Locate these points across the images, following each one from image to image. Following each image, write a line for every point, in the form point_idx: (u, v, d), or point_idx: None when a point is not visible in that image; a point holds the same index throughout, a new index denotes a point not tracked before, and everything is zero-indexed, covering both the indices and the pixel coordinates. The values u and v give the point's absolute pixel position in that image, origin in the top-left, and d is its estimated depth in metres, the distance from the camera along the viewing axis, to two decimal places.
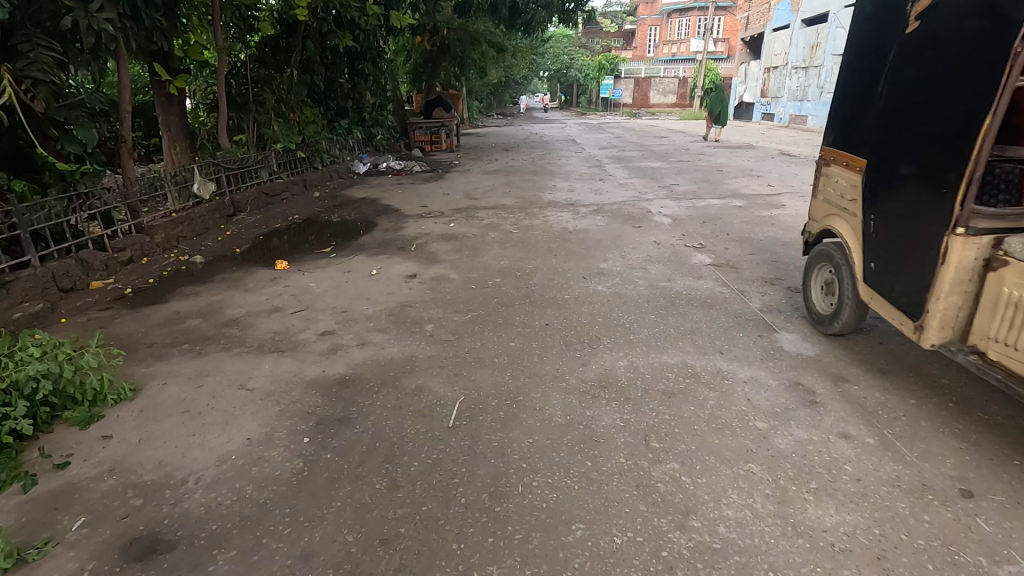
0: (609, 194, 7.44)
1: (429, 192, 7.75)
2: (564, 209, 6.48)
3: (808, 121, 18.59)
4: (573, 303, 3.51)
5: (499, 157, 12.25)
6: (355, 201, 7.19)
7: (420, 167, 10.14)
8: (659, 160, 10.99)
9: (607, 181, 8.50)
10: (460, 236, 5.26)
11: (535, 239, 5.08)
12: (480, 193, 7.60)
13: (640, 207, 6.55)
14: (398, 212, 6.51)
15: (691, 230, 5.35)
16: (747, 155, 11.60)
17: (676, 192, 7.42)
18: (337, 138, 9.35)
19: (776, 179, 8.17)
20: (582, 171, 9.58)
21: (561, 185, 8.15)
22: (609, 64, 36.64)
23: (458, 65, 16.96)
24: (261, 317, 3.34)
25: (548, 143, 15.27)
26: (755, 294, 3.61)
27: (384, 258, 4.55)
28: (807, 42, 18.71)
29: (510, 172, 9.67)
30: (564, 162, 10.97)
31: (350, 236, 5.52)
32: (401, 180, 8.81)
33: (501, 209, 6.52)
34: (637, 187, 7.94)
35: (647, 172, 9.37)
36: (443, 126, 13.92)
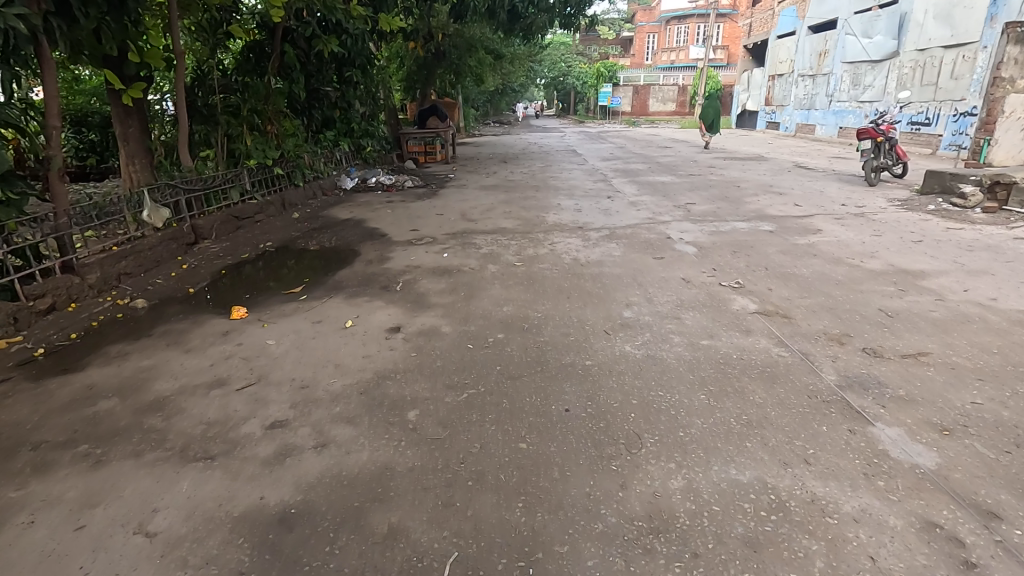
0: (621, 215, 6.74)
1: (421, 212, 7.02)
2: (572, 234, 5.77)
3: (816, 131, 17.98)
4: (595, 373, 2.77)
5: (497, 169, 11.53)
6: (338, 224, 6.45)
7: (412, 182, 9.43)
8: (670, 173, 10.31)
9: (616, 199, 7.80)
10: (455, 271, 4.52)
11: (542, 275, 4.36)
12: (478, 213, 6.88)
13: (657, 231, 5.84)
14: (385, 237, 5.77)
15: (721, 262, 4.63)
16: (761, 167, 10.94)
17: (694, 213, 6.72)
18: (322, 151, 8.64)
19: (801, 197, 7.48)
20: (588, 186, 8.88)
21: (566, 203, 7.45)
22: (608, 71, 36.08)
23: (454, 73, 16.33)
24: (196, 396, 2.60)
25: (548, 154, 14.61)
26: (824, 360, 2.87)
27: (364, 303, 3.81)
28: (814, 50, 18.12)
29: (510, 187, 9.00)
30: (567, 175, 10.26)
31: (328, 269, 4.78)
32: (391, 198, 8.08)
33: (501, 233, 5.80)
34: (650, 206, 7.24)
35: (657, 188, 8.68)
36: (437, 136, 13.25)
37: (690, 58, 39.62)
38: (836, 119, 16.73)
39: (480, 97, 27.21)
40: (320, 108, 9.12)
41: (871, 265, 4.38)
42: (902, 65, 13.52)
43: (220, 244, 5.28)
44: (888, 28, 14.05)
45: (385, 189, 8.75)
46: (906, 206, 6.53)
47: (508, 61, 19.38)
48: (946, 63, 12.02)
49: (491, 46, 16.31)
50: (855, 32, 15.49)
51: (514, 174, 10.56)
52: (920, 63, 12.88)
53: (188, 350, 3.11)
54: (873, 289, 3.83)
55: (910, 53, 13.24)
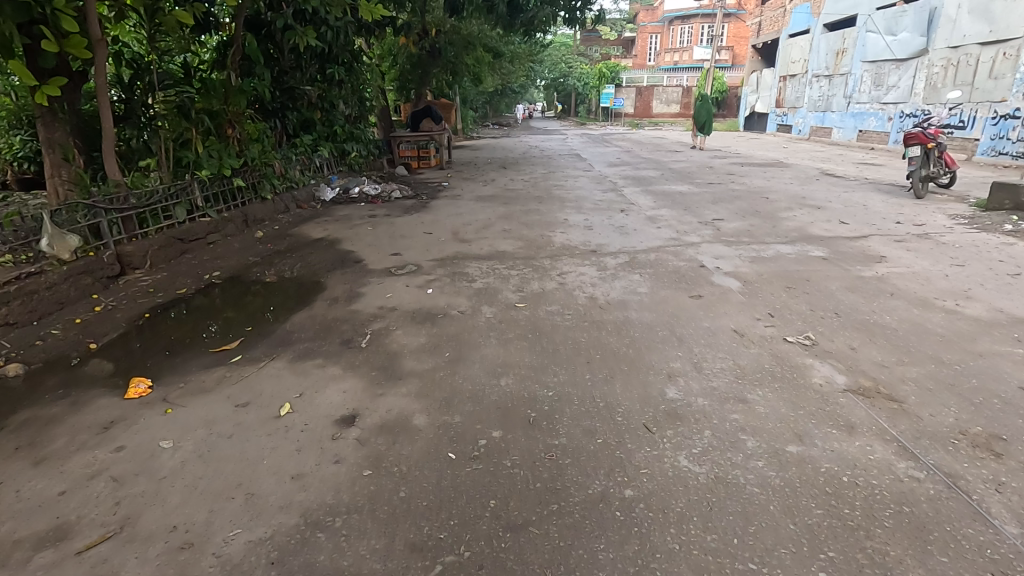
0: (639, 233, 5.78)
1: (407, 230, 6.06)
2: (584, 259, 4.82)
3: (833, 134, 17.05)
4: (641, 520, 1.79)
5: (495, 176, 10.57)
6: (308, 245, 5.49)
7: (402, 191, 8.50)
8: (687, 182, 9.35)
9: (631, 213, 6.85)
10: (440, 317, 3.56)
11: (550, 323, 3.39)
12: (473, 231, 5.93)
13: (686, 257, 4.88)
14: (360, 264, 4.81)
15: (777, 304, 3.68)
16: (785, 174, 9.98)
17: (725, 231, 5.77)
18: (298, 157, 7.71)
19: (843, 212, 6.53)
20: (597, 198, 7.92)
21: (574, 218, 6.50)
22: (610, 72, 35.15)
23: (450, 72, 15.42)
24: (6, 568, 1.63)
25: (551, 159, 13.68)
26: (984, 490, 1.90)
27: (313, 371, 2.84)
28: (830, 49, 17.21)
29: (510, 198, 8.03)
30: (573, 184, 9.31)
31: (281, 311, 3.81)
32: (375, 211, 7.11)
33: (499, 258, 4.85)
34: (671, 222, 6.29)
35: (675, 199, 7.74)
36: (431, 140, 12.32)
37: (695, 59, 38.73)
38: (855, 122, 15.80)
39: (478, 98, 26.25)
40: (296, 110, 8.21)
41: (973, 310, 3.43)
42: (931, 63, 12.60)
43: (154, 276, 4.32)
44: (915, 24, 13.13)
45: (369, 200, 7.81)
46: (974, 224, 5.58)
47: (508, 60, 18.46)
48: (983, 61, 11.11)
49: (489, 43, 15.35)
50: (878, 29, 14.58)
51: (515, 182, 9.63)
52: (953, 61, 11.96)
53: (41, 458, 2.15)
54: (994, 351, 2.87)
55: (942, 51, 12.31)
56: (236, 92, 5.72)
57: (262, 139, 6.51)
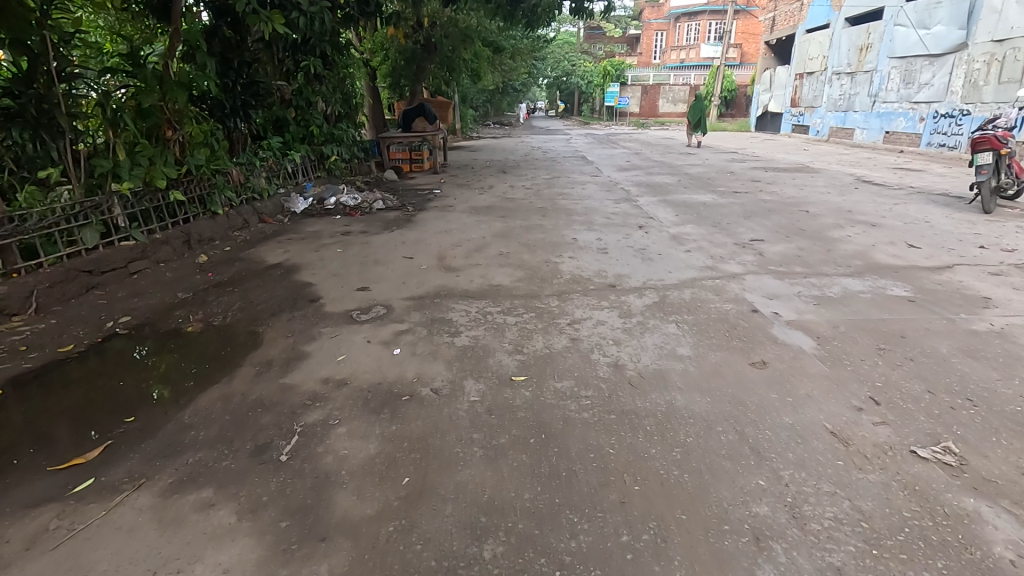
0: (665, 259, 4.74)
1: (384, 252, 5.03)
2: (602, 298, 3.80)
3: (855, 135, 16.01)
4: None
5: (494, 182, 9.53)
6: (259, 274, 4.47)
7: (387, 200, 7.48)
8: (709, 190, 8.31)
9: (651, 231, 5.81)
10: (404, 399, 2.54)
11: (561, 415, 2.37)
12: (464, 255, 4.91)
13: (731, 295, 3.86)
14: (315, 304, 3.78)
15: (877, 379, 2.64)
16: (818, 181, 8.94)
17: (769, 256, 4.74)
18: (264, 162, 6.70)
19: (905, 230, 5.50)
20: (610, 210, 6.89)
21: (585, 238, 5.47)
22: (615, 69, 34.02)
23: (447, 68, 14.42)
24: None
25: (555, 162, 12.66)
26: None
27: (189, 519, 1.80)
28: (853, 44, 16.19)
29: (511, 209, 7.00)
30: (580, 192, 8.27)
31: (191, 381, 2.79)
32: (351, 226, 6.10)
33: (493, 297, 3.82)
34: (701, 243, 5.25)
35: (699, 212, 6.72)
36: (424, 141, 11.34)
37: (701, 57, 37.65)
38: (881, 122, 14.76)
39: (478, 95, 25.09)
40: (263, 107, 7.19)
41: None
42: (973, 59, 11.64)
43: (37, 325, 3.33)
44: (953, 17, 12.20)
45: (347, 212, 6.80)
46: None
47: (509, 56, 17.46)
48: None
49: (488, 37, 14.34)
50: (908, 22, 13.57)
51: (515, 190, 8.60)
52: (998, 56, 11.00)
53: None
54: None
55: (985, 45, 11.35)
56: (174, 86, 4.69)
57: (213, 141, 5.48)
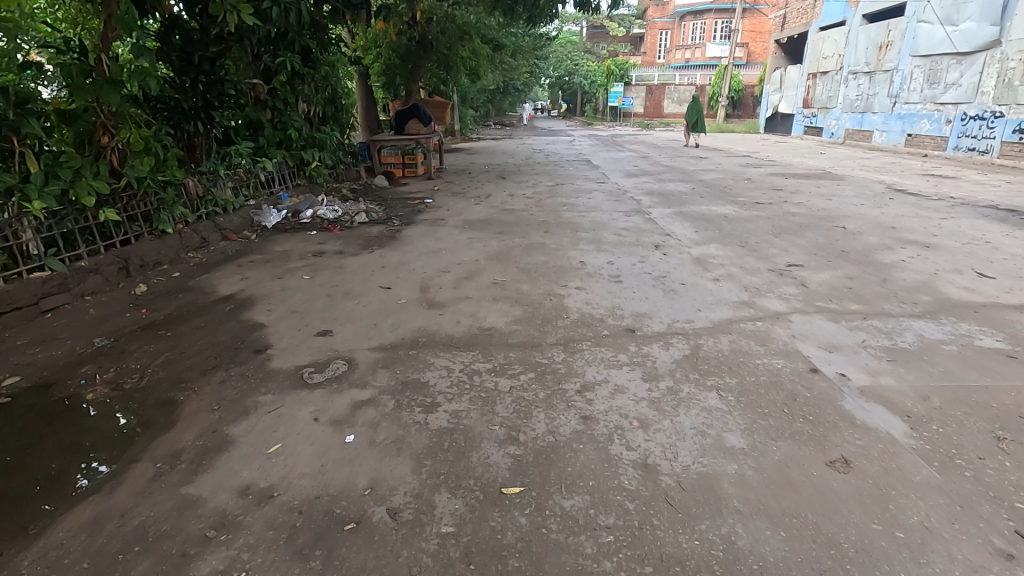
0: (689, 292, 4.00)
1: (359, 280, 4.28)
2: (618, 350, 3.04)
3: (874, 138, 15.24)
4: None
5: (492, 190, 8.78)
6: (203, 310, 3.72)
7: (372, 212, 6.73)
8: (729, 201, 7.54)
9: (670, 251, 5.07)
10: (348, 531, 1.78)
11: (571, 567, 1.62)
12: (451, 285, 4.15)
13: (780, 344, 3.10)
14: (261, 357, 3.02)
15: (1018, 494, 1.89)
16: (845, 190, 8.19)
17: (815, 288, 3.99)
18: (229, 170, 5.94)
19: (965, 252, 4.76)
20: (621, 225, 6.14)
21: (595, 261, 4.73)
22: (619, 69, 33.17)
23: (444, 66, 13.71)
24: None
25: (558, 166, 11.93)
26: None
27: None
28: (872, 41, 15.43)
29: (509, 223, 6.25)
30: (586, 203, 7.50)
31: (62, 488, 2.04)
32: (326, 245, 5.35)
33: (483, 350, 3.06)
34: (730, 269, 4.51)
35: (720, 227, 5.98)
36: (419, 145, 10.71)
37: (707, 56, 36.88)
38: (902, 124, 13.99)
39: (477, 95, 24.26)
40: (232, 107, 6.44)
41: None
42: (1007, 57, 10.94)
43: None
44: (984, 12, 11.51)
45: (325, 226, 6.05)
46: None
47: (509, 54, 16.75)
48: None
49: (487, 33, 13.65)
50: (933, 18, 12.83)
51: (515, 200, 7.85)
52: None
53: None
54: None
55: (1020, 42, 10.65)
56: (108, 86, 3.93)
57: (162, 147, 4.73)
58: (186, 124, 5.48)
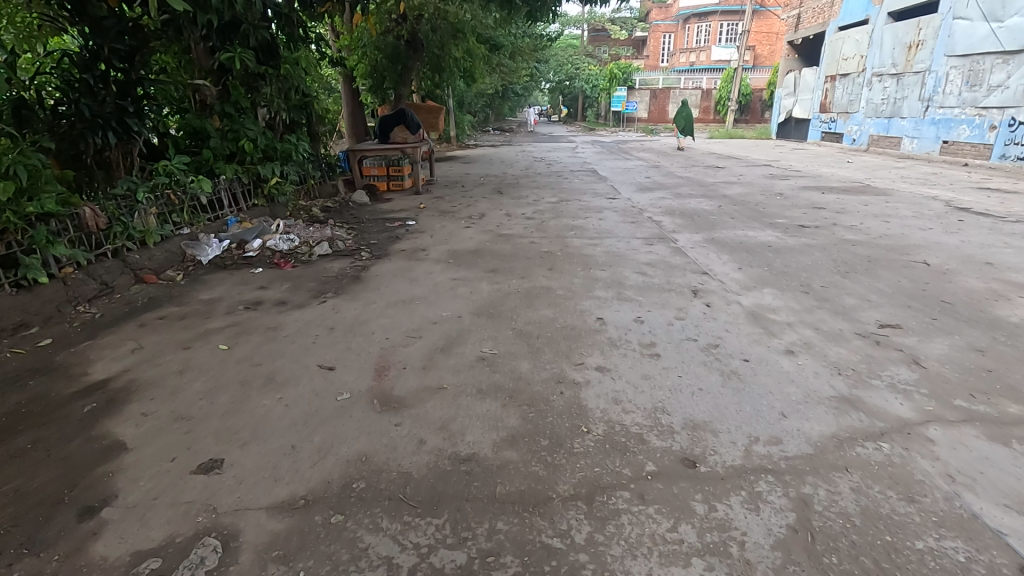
0: (758, 376, 2.80)
1: (292, 354, 3.08)
2: (677, 515, 1.85)
3: (902, 144, 14.10)
4: None
5: (487, 208, 7.60)
6: (48, 414, 2.51)
7: (339, 240, 5.53)
8: (766, 224, 6.36)
9: (713, 301, 3.89)
10: None
11: None
12: (420, 363, 2.96)
13: (938, 498, 1.91)
14: (83, 531, 1.82)
15: None
16: (898, 208, 7.04)
17: (937, 370, 2.81)
18: (155, 192, 4.73)
19: None
20: (644, 259, 4.96)
21: (616, 318, 3.55)
22: (622, 73, 31.96)
23: (435, 68, 12.65)
24: None
25: (561, 177, 10.78)
26: None
27: None
28: (899, 41, 14.30)
29: (504, 256, 5.06)
30: (596, 226, 6.31)
31: None
32: (267, 291, 4.16)
33: (455, 512, 1.87)
34: (803, 333, 3.32)
35: (768, 262, 4.81)
36: (406, 156, 9.59)
37: (712, 59, 35.81)
38: (936, 130, 12.87)
39: (474, 100, 23.04)
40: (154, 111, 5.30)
41: None
42: None
43: None
44: None
45: (275, 261, 4.85)
46: None
47: (507, 56, 15.73)
48: None
49: (482, 32, 12.58)
50: (974, 15, 11.75)
51: (513, 222, 6.66)
52: None
53: None
54: None
55: None
56: None
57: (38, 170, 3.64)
58: (91, 136, 4.29)
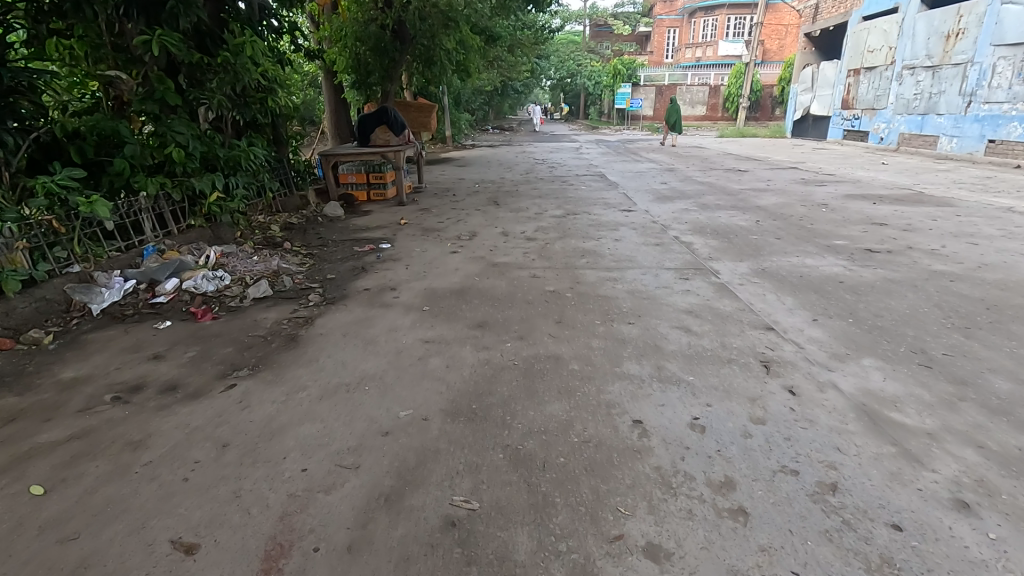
0: (932, 572, 1.59)
1: (140, 510, 1.87)
2: None
3: (939, 143, 12.88)
4: None
5: (480, 224, 6.41)
6: None
7: (285, 275, 4.33)
8: (824, 246, 5.17)
9: (797, 384, 2.68)
10: None
11: None
12: (346, 536, 1.76)
13: None
14: None
15: None
16: (976, 224, 5.83)
17: None
18: (28, 218, 3.49)
19: None
20: (683, 305, 3.76)
21: (664, 423, 2.35)
22: (626, 68, 30.69)
23: (426, 60, 11.44)
24: None
25: (567, 183, 9.59)
26: None
27: None
28: (935, 30, 13.08)
29: (497, 300, 3.85)
30: (613, 251, 5.12)
31: None
32: (161, 363, 2.95)
33: None
34: (964, 454, 2.11)
35: (850, 308, 3.61)
36: (388, 162, 8.30)
37: (720, 55, 34.57)
38: (981, 128, 11.66)
39: (472, 97, 21.83)
40: (43, 109, 4.07)
41: None
42: None
43: None
44: None
45: (190, 311, 3.64)
46: None
47: (504, 47, 14.50)
48: None
49: (477, 20, 11.34)
50: None
51: (510, 244, 5.46)
52: None
53: None
54: None
55: None
56: None
57: None
58: None
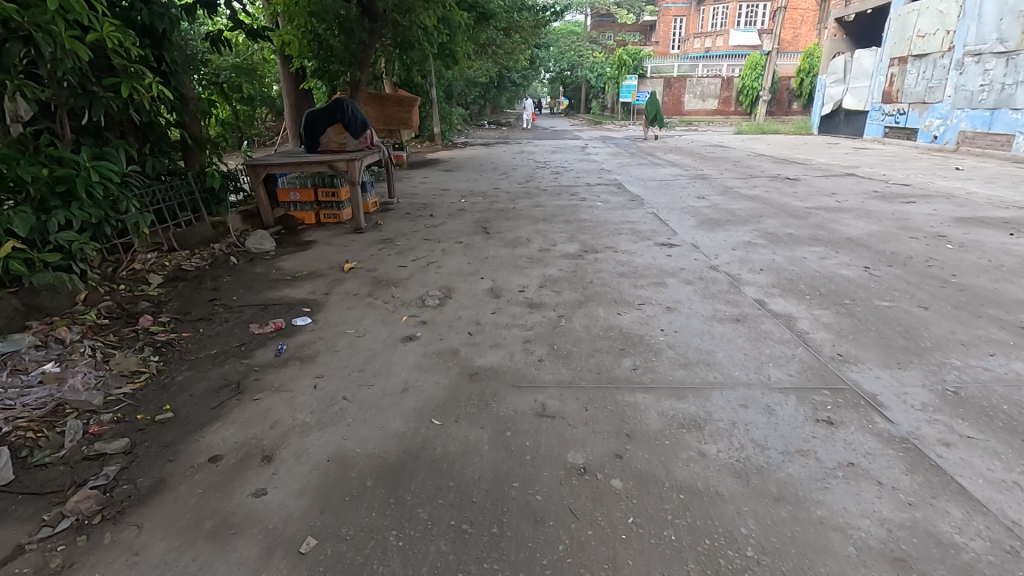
0: None
1: None
2: None
3: (1014, 144, 10.86)
4: None
5: (460, 271, 4.37)
6: None
7: (70, 417, 2.29)
8: (1014, 328, 3.16)
9: None
10: None
11: None
12: None
13: None
14: None
15: None
16: None
17: None
18: None
19: None
20: (871, 529, 1.73)
21: None
22: (633, 59, 28.60)
23: (404, 42, 9.36)
24: None
25: (578, 197, 7.56)
26: None
27: None
28: (1010, 8, 11.06)
29: (466, 508, 1.82)
30: (673, 339, 3.09)
31: None
32: None
33: None
34: None
35: None
36: (341, 180, 6.23)
37: (730, 45, 32.48)
38: None
39: (465, 89, 19.79)
40: None
41: None
42: None
43: None
44: None
45: None
46: None
47: (500, 31, 12.43)
48: None
49: None
50: None
51: (502, 318, 3.42)
52: None
53: None
54: None
55: None
56: None
57: None
58: None
